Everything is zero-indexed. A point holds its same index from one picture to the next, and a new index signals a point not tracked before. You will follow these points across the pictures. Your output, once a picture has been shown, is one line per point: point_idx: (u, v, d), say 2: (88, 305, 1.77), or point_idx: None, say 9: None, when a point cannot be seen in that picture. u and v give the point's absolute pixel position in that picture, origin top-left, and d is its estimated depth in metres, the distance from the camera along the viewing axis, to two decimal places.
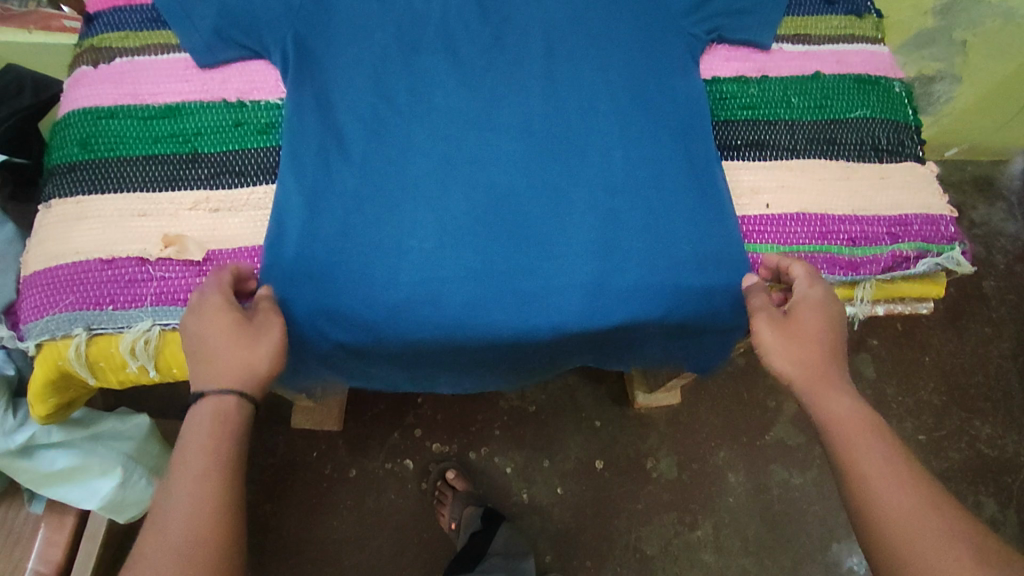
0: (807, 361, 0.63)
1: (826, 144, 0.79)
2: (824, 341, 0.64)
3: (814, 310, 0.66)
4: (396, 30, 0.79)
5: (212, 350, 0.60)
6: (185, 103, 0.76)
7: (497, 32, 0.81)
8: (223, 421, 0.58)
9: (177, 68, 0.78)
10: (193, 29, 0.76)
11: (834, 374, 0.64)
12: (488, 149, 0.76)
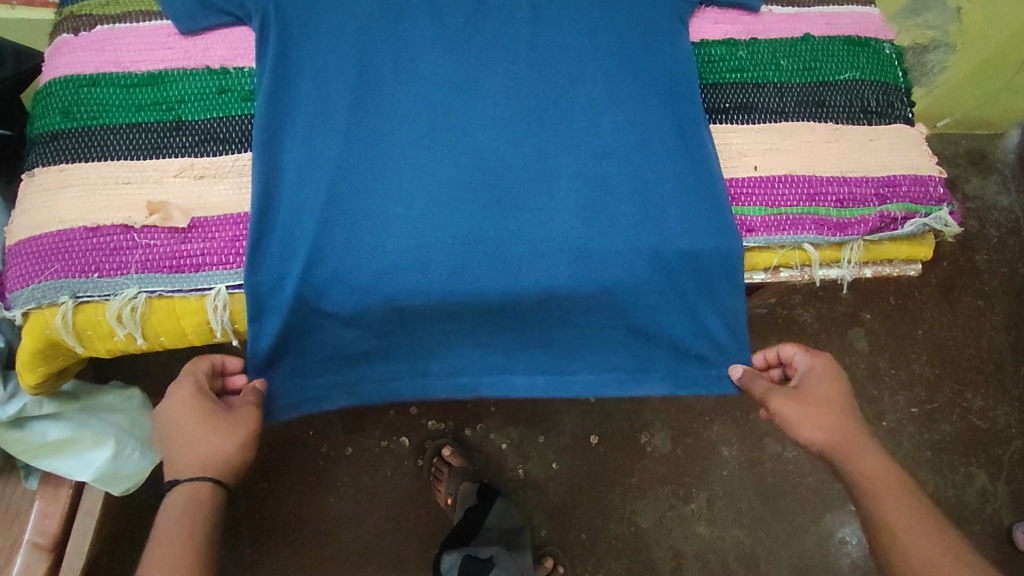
0: (827, 427, 0.69)
1: (816, 107, 0.79)
2: (836, 405, 0.71)
3: (821, 379, 0.73)
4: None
5: (179, 435, 0.65)
6: (168, 71, 0.75)
7: None
8: (184, 517, 0.62)
9: (159, 35, 0.77)
10: None
11: (855, 428, 0.70)
12: (474, 116, 0.75)
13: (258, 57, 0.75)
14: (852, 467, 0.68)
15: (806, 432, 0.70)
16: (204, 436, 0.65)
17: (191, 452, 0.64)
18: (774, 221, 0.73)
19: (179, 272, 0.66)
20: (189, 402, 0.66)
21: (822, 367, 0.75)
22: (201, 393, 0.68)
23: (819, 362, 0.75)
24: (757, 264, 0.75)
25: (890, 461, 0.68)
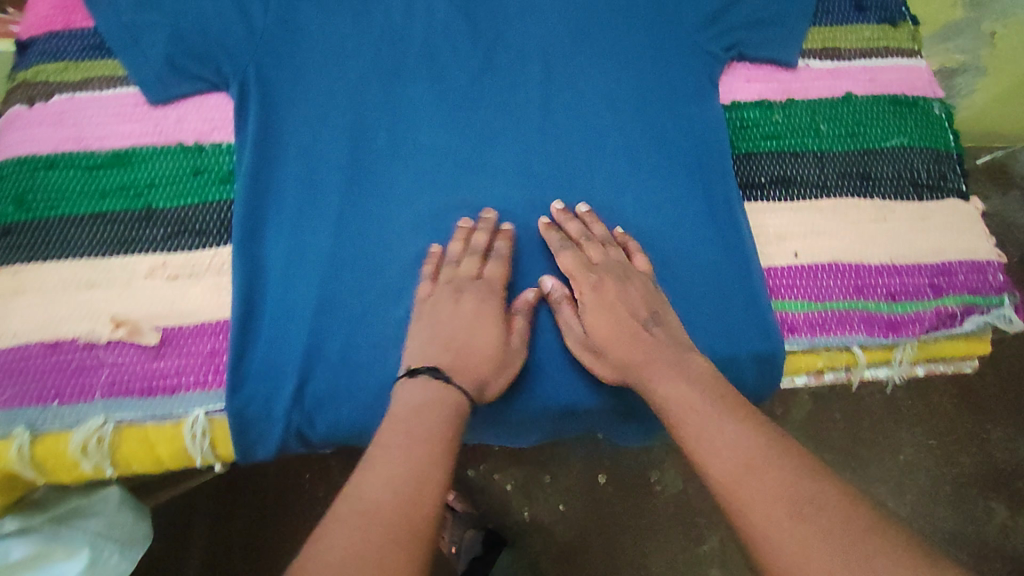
0: (619, 330, 0.61)
1: (860, 179, 0.71)
2: (632, 326, 0.61)
3: (602, 313, 0.62)
4: (371, 57, 0.71)
5: (456, 332, 0.60)
6: (136, 148, 0.67)
7: (487, 54, 0.73)
8: (430, 400, 0.55)
9: (125, 106, 0.68)
10: (144, 61, 0.68)
11: (666, 358, 0.58)
12: (480, 197, 0.68)
13: (238, 133, 0.68)
14: (649, 396, 0.58)
15: (571, 329, 0.63)
16: (482, 327, 0.60)
17: (413, 359, 0.59)
18: (818, 318, 0.66)
19: (151, 395, 0.59)
20: (489, 309, 0.62)
21: (605, 259, 0.64)
22: (446, 288, 0.62)
23: (617, 266, 0.64)
24: (800, 366, 0.66)
25: (693, 390, 0.55)
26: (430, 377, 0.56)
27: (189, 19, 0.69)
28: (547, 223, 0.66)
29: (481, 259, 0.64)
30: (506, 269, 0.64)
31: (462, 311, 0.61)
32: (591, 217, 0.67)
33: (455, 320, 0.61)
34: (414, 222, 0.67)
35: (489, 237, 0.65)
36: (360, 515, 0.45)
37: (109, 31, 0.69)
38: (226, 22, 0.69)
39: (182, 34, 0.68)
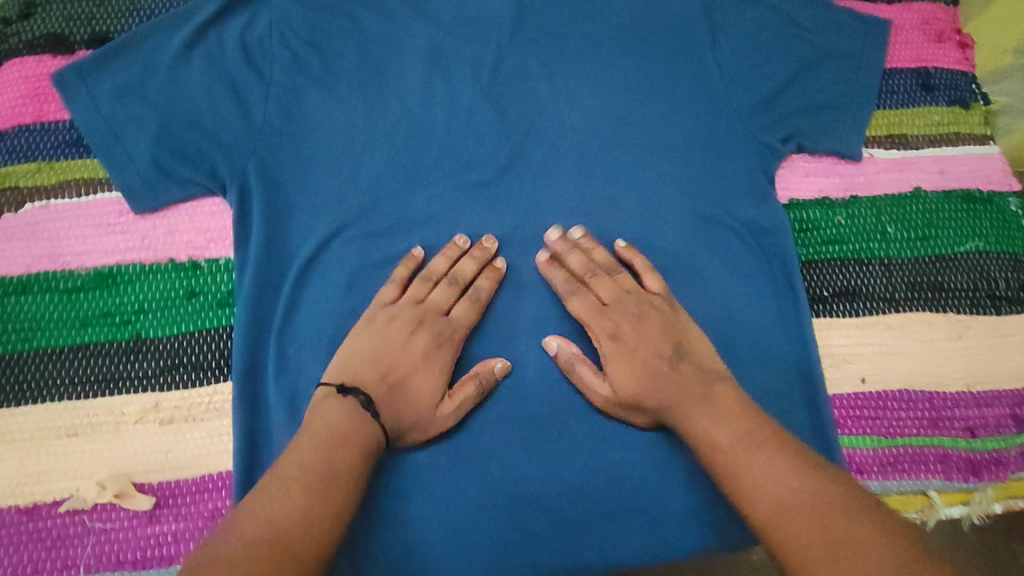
0: (645, 373, 0.55)
1: (932, 291, 0.64)
2: (638, 360, 0.56)
3: (624, 367, 0.56)
4: (386, 153, 0.64)
5: (374, 349, 0.56)
6: (120, 266, 0.59)
7: (516, 144, 0.65)
8: (354, 429, 0.50)
9: (106, 215, 0.60)
10: (128, 163, 0.61)
11: (738, 396, 0.54)
12: (511, 315, 0.61)
13: (236, 246, 0.60)
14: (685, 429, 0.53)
15: (596, 387, 0.57)
16: (424, 372, 0.56)
17: (348, 376, 0.54)
18: (891, 456, 0.60)
19: (144, 567, 0.52)
20: (434, 364, 0.57)
21: (619, 295, 0.59)
22: (411, 312, 0.58)
23: (632, 298, 0.59)
24: None
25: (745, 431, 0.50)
26: (360, 404, 0.51)
27: (186, 110, 0.63)
28: (547, 259, 0.61)
29: (456, 295, 0.60)
30: (476, 319, 0.60)
31: (433, 365, 0.57)
32: (631, 254, 0.61)
33: (387, 340, 0.56)
34: (327, 218, 0.61)
35: (451, 263, 0.61)
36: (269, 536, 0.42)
37: (89, 124, 0.61)
38: (225, 116, 0.63)
39: (172, 131, 0.61)
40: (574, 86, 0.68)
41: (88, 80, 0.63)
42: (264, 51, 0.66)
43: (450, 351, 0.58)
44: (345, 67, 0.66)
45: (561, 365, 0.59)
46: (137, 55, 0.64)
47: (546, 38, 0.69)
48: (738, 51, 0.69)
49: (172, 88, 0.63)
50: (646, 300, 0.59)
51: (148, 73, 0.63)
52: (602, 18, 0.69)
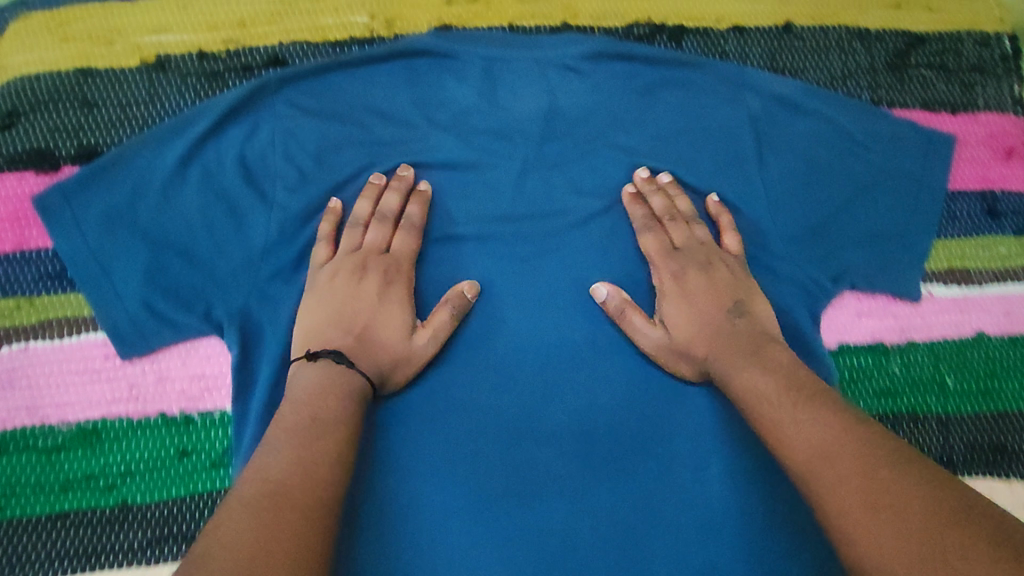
0: (707, 321, 0.56)
1: (992, 454, 0.59)
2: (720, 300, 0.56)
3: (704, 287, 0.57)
4: (397, 274, 0.57)
5: (336, 308, 0.54)
6: (105, 421, 0.54)
7: (540, 272, 0.59)
8: (336, 386, 0.50)
9: (92, 360, 0.55)
10: (116, 303, 0.55)
11: (736, 351, 0.53)
12: (537, 476, 0.54)
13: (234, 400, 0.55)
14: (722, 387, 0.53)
15: (645, 333, 0.56)
16: (388, 310, 0.55)
17: (313, 339, 0.53)
18: None
19: None
20: (394, 309, 0.55)
21: (690, 242, 0.59)
22: (349, 260, 0.57)
23: (703, 248, 0.59)
24: None
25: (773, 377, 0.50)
26: (333, 362, 0.51)
27: (180, 238, 0.57)
28: (632, 194, 0.61)
29: (391, 228, 0.58)
30: (419, 243, 0.59)
31: (390, 302, 0.56)
32: (676, 188, 0.62)
33: (357, 299, 0.55)
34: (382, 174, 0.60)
35: (402, 200, 0.59)
36: (262, 494, 0.41)
37: (72, 254, 0.56)
38: (221, 246, 0.57)
39: (165, 265, 0.56)
40: (608, 204, 0.62)
41: (74, 202, 0.57)
42: (268, 166, 0.59)
43: (401, 285, 0.57)
44: (355, 186, 0.60)
45: (610, 315, 0.58)
46: (127, 171, 0.58)
47: (579, 151, 0.62)
48: (788, 167, 0.64)
49: (166, 211, 0.58)
50: (719, 255, 0.59)
51: (139, 194, 0.58)
52: (638, 129, 0.64)
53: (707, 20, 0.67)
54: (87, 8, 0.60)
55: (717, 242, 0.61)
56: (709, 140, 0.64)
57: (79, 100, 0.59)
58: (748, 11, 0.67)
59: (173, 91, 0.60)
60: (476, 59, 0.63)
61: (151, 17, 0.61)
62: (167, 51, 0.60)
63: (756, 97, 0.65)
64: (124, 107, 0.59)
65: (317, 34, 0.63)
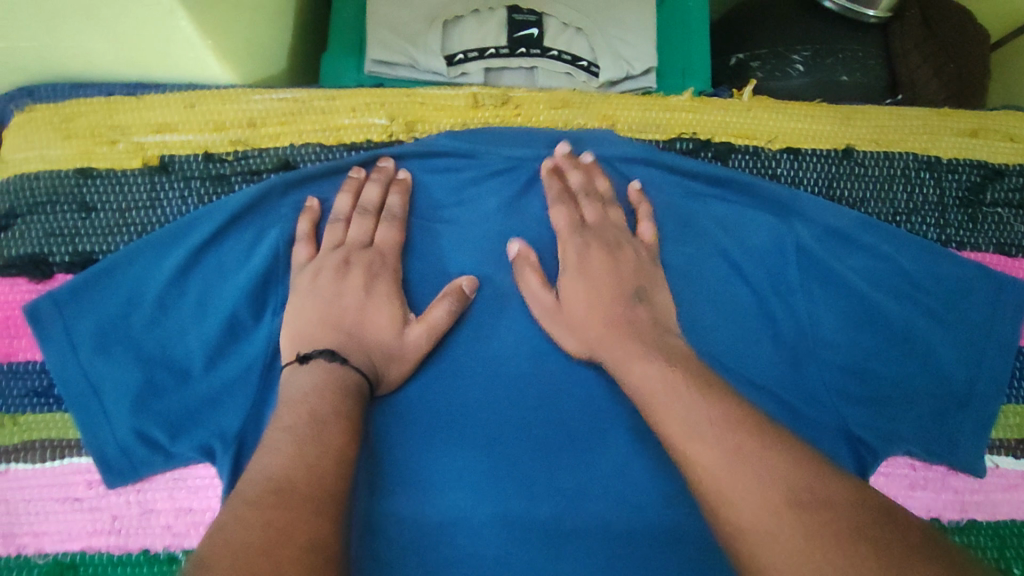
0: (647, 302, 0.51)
1: None
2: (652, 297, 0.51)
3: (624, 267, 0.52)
4: (405, 400, 0.52)
5: (320, 313, 0.51)
6: (84, 554, 0.50)
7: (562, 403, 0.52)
8: (331, 389, 0.47)
9: (74, 486, 0.51)
10: (103, 431, 0.51)
11: (640, 342, 0.48)
12: None
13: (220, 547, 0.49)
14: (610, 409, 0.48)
15: (537, 296, 0.53)
16: (375, 305, 0.52)
17: (303, 342, 0.50)
18: None
19: None
20: (381, 305, 0.52)
21: (598, 224, 0.55)
22: (330, 257, 0.53)
23: (611, 235, 0.54)
24: None
25: (673, 369, 0.45)
26: (327, 361, 0.48)
27: (173, 356, 0.53)
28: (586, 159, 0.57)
29: (373, 221, 0.55)
30: (404, 234, 0.55)
31: (377, 298, 0.52)
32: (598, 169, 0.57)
33: (337, 300, 0.52)
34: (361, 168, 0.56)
35: (382, 190, 0.56)
36: (265, 492, 0.39)
37: (63, 374, 0.52)
38: (218, 363, 0.53)
39: (157, 387, 0.52)
40: None
41: (67, 312, 0.53)
42: (272, 277, 0.55)
43: (388, 279, 0.53)
44: None
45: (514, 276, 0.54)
46: (122, 279, 0.54)
47: None
48: (838, 308, 0.57)
49: (164, 321, 0.54)
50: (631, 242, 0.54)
51: (135, 302, 0.54)
52: (682, 244, 0.58)
53: (757, 138, 0.60)
54: (92, 103, 0.58)
55: (633, 230, 0.57)
56: (755, 262, 0.58)
57: (78, 203, 0.56)
58: (805, 129, 0.61)
59: (174, 196, 0.56)
60: (500, 163, 0.57)
61: (155, 113, 0.57)
62: (172, 152, 0.57)
63: (805, 228, 0.58)
64: (123, 211, 0.56)
65: (331, 136, 0.58)
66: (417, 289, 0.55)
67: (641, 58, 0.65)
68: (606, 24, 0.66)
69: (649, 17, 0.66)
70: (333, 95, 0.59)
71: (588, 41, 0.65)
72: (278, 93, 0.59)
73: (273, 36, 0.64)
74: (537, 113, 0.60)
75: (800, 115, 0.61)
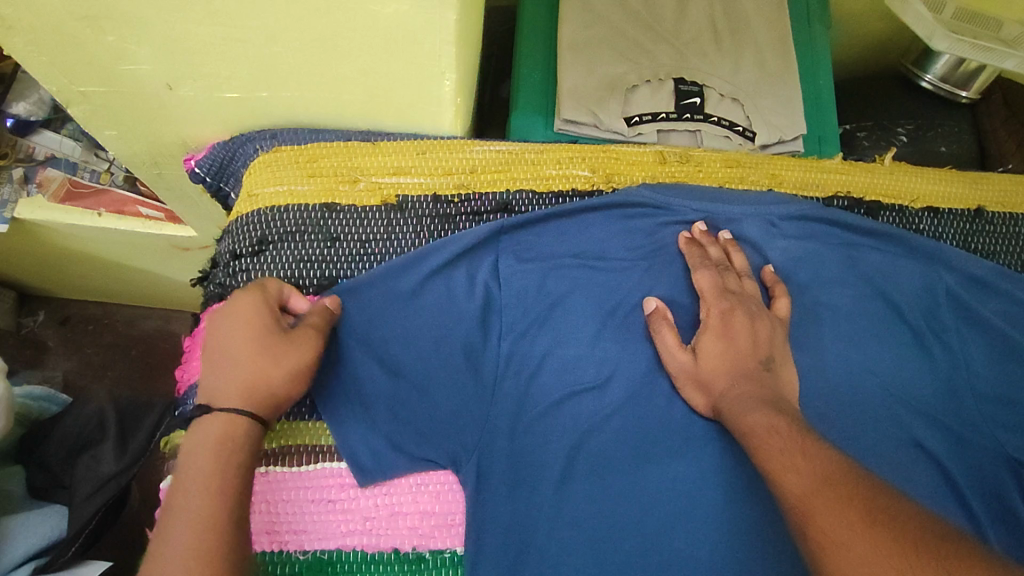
0: (778, 359, 0.59)
1: None
2: (777, 353, 0.59)
3: (768, 326, 0.60)
4: (614, 412, 0.60)
5: None
6: (342, 553, 0.55)
7: None
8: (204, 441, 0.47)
9: (328, 489, 0.56)
10: (356, 429, 0.57)
11: (758, 393, 0.55)
12: None
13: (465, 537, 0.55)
14: (734, 425, 0.55)
15: (675, 355, 0.60)
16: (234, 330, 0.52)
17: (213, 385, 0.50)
18: None
19: None
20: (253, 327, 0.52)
21: (740, 289, 0.62)
22: None
23: (754, 299, 0.61)
24: None
25: (783, 417, 0.52)
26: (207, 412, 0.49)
27: (411, 376, 0.59)
28: (728, 240, 0.65)
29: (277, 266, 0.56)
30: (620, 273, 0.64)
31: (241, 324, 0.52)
32: (736, 247, 0.65)
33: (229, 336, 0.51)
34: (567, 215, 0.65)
35: (584, 235, 0.65)
36: None
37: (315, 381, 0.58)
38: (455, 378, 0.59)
39: (401, 397, 0.59)
40: (825, 356, 0.63)
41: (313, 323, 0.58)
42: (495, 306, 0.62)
43: None
44: (577, 318, 0.63)
45: (651, 330, 0.62)
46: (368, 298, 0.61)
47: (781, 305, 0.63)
48: (985, 345, 0.65)
49: (404, 340, 0.60)
50: (766, 312, 0.61)
51: (380, 318, 0.60)
52: (849, 285, 0.66)
53: (903, 198, 0.70)
54: (333, 146, 0.66)
55: (769, 304, 0.64)
56: (909, 304, 0.66)
57: (324, 234, 0.63)
58: (940, 192, 0.71)
59: (408, 231, 0.64)
60: (692, 214, 0.67)
61: (391, 160, 0.65)
62: (406, 192, 0.65)
63: (951, 275, 0.67)
64: (364, 242, 0.63)
65: (542, 183, 0.67)
66: (618, 316, 0.63)
67: (791, 127, 0.76)
68: (758, 97, 0.76)
69: (794, 93, 0.77)
70: (542, 149, 0.68)
71: (743, 111, 0.76)
72: (495, 145, 0.68)
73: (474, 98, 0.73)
74: (715, 170, 0.69)
75: (935, 179, 0.71)
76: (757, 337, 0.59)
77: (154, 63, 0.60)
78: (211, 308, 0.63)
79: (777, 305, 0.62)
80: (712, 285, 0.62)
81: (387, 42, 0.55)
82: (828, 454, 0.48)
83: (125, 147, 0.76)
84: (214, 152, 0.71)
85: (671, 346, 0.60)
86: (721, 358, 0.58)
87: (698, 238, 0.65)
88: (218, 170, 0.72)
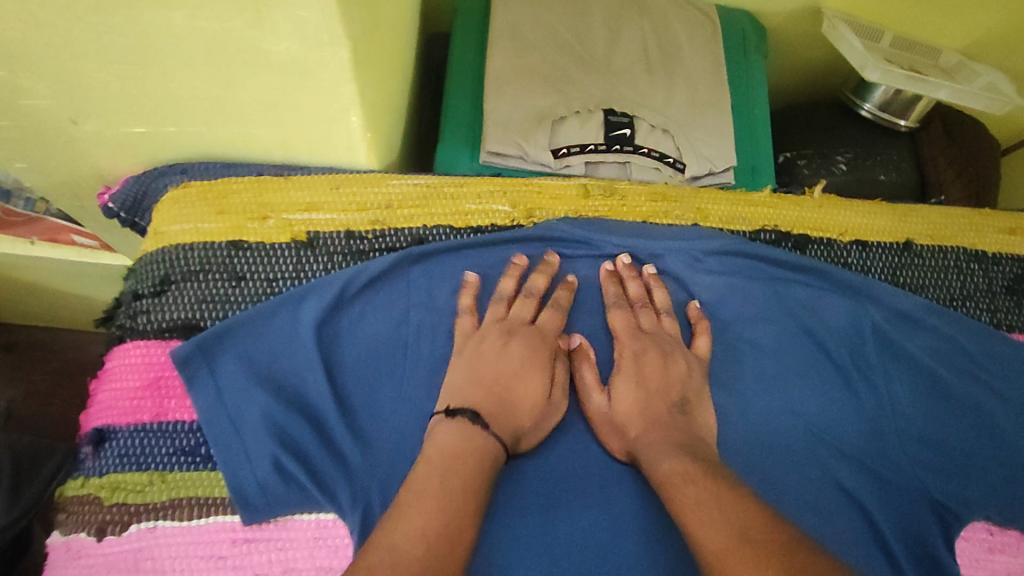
0: (695, 399, 0.57)
1: None
2: (694, 394, 0.57)
3: (686, 366, 0.59)
4: (524, 457, 0.56)
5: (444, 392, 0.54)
6: None
7: None
8: (480, 447, 0.51)
9: (218, 544, 0.53)
10: (244, 463, 0.54)
11: (672, 435, 0.53)
12: None
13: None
14: (648, 471, 0.52)
15: (589, 396, 0.57)
16: (530, 370, 0.57)
17: (452, 400, 0.54)
18: None
19: None
20: (535, 372, 0.57)
21: (654, 327, 0.61)
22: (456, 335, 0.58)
23: (668, 339, 0.60)
24: None
25: (694, 461, 0.50)
26: (469, 420, 0.52)
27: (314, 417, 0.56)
28: (652, 275, 0.63)
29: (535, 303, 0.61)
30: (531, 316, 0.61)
31: (534, 361, 0.57)
32: (658, 281, 0.63)
33: (502, 361, 0.56)
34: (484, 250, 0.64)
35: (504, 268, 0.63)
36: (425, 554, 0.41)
37: (205, 414, 0.56)
38: (358, 421, 0.57)
39: (296, 433, 0.56)
40: (745, 395, 0.61)
41: (213, 358, 0.57)
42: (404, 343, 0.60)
43: None
44: None
45: (564, 369, 0.59)
46: (269, 330, 0.59)
47: (700, 343, 0.61)
48: (912, 383, 0.64)
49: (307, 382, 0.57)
50: (682, 349, 0.60)
51: (281, 354, 0.58)
52: (773, 320, 0.65)
53: (830, 231, 0.69)
54: (243, 182, 0.64)
55: (689, 343, 0.62)
56: (834, 341, 0.65)
57: (228, 273, 0.61)
58: (869, 225, 0.70)
59: (318, 268, 0.62)
60: (613, 247, 0.65)
61: (303, 195, 0.64)
62: (317, 229, 0.63)
63: (877, 311, 0.66)
64: (271, 281, 0.61)
65: (460, 219, 0.65)
66: None
67: (720, 158, 0.75)
68: (688, 128, 0.75)
69: (724, 123, 0.77)
70: (461, 183, 0.67)
71: (673, 141, 0.75)
72: (413, 179, 0.66)
73: (398, 131, 0.72)
74: (639, 204, 0.68)
75: (864, 212, 0.71)
76: (672, 378, 0.57)
77: (53, 98, 0.58)
78: (111, 351, 0.60)
79: (697, 345, 0.61)
80: (627, 321, 0.61)
81: (287, 79, 0.53)
82: (734, 499, 0.46)
83: (41, 178, 0.74)
84: (127, 186, 0.69)
85: (585, 387, 0.58)
86: (635, 399, 0.56)
87: (621, 269, 0.64)
88: (133, 204, 0.69)
